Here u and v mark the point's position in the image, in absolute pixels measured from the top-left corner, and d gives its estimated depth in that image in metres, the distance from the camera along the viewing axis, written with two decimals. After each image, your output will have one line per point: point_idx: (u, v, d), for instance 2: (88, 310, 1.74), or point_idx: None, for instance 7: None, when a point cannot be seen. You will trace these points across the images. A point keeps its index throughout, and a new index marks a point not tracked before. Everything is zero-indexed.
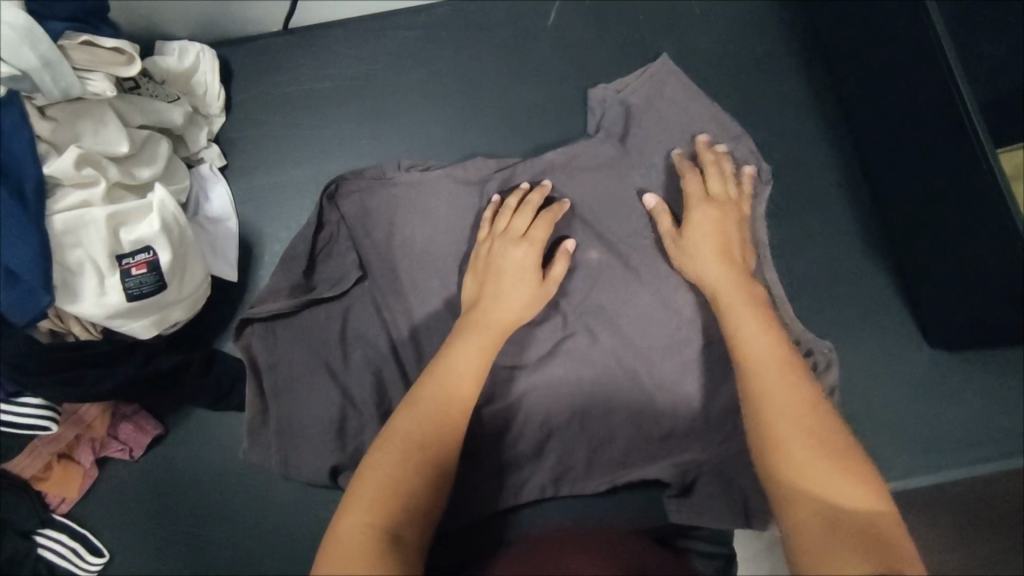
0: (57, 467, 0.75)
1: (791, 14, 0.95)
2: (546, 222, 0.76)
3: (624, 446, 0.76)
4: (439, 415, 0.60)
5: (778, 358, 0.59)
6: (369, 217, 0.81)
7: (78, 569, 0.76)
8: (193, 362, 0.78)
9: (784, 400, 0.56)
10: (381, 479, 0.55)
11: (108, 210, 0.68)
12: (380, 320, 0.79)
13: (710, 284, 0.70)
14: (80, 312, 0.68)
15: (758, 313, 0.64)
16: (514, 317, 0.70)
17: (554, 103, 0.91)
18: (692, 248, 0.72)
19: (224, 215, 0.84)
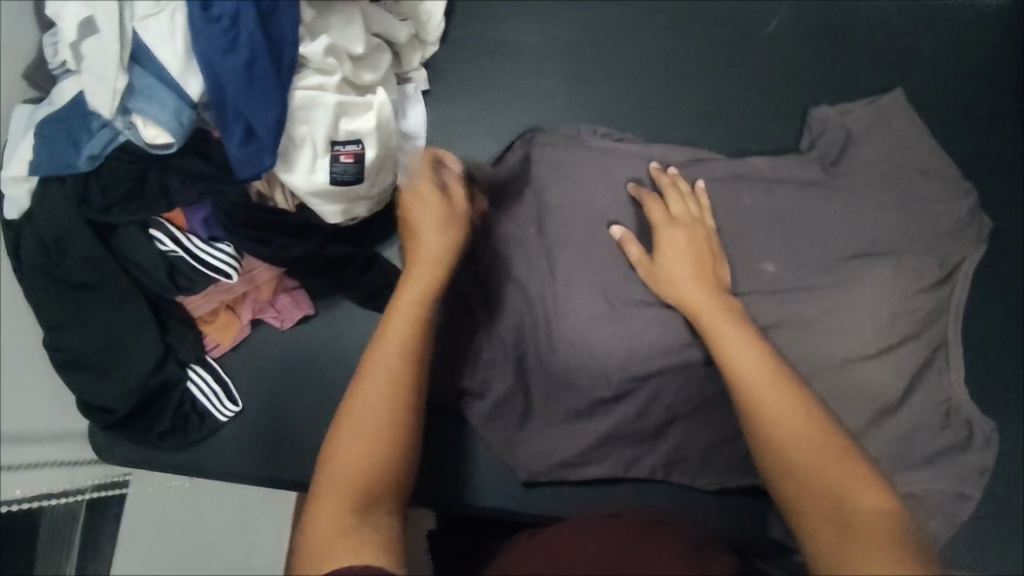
0: (222, 313, 0.83)
1: (1013, 83, 0.92)
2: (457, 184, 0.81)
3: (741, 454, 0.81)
4: (397, 368, 0.64)
5: (775, 393, 0.62)
6: (552, 172, 0.85)
7: (214, 411, 0.82)
8: (357, 261, 0.84)
9: (790, 428, 0.60)
10: (355, 444, 0.59)
11: (338, 98, 0.74)
12: (538, 268, 0.82)
13: (691, 307, 0.74)
14: (289, 182, 0.74)
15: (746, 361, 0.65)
16: (443, 260, 0.73)
17: (743, 113, 0.92)
18: (670, 272, 0.77)
19: (416, 133, 0.89)
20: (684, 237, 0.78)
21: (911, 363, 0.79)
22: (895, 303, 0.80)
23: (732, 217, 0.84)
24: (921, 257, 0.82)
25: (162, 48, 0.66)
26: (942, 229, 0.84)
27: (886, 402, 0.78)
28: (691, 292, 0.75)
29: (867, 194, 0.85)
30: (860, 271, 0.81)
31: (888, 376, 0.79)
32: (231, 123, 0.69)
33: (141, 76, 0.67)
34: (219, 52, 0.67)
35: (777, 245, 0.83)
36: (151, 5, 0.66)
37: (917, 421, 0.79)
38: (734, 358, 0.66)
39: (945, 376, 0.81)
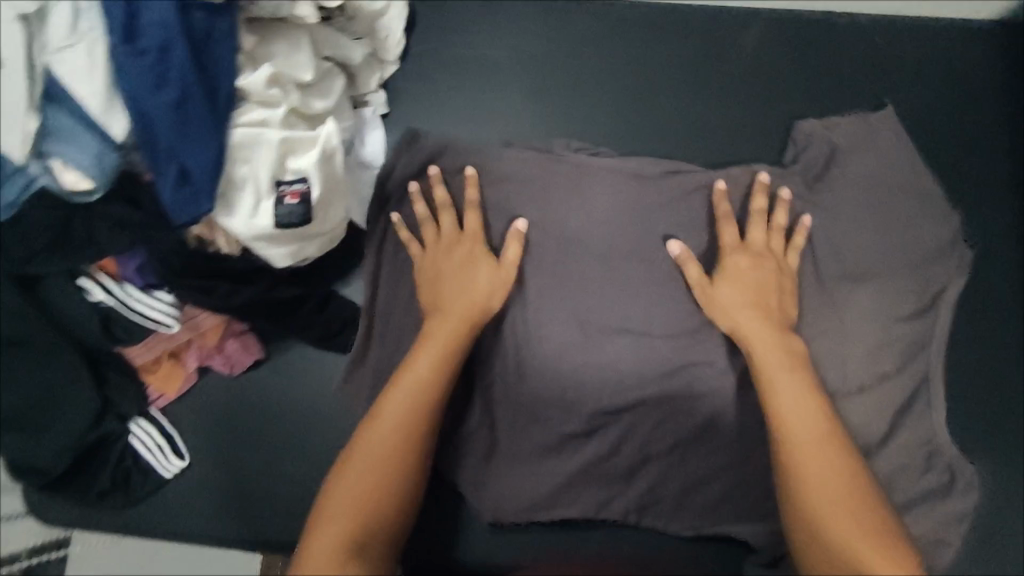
0: (165, 363, 0.77)
1: (997, 106, 0.89)
2: (475, 214, 0.77)
3: (719, 495, 0.77)
4: (417, 405, 0.65)
5: (817, 448, 0.61)
6: (518, 202, 0.80)
7: (159, 467, 0.77)
8: (310, 300, 0.79)
9: (817, 467, 0.59)
10: (357, 478, 0.61)
11: (283, 133, 0.68)
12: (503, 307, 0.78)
13: (750, 350, 0.69)
14: (229, 227, 0.68)
15: (786, 394, 0.64)
16: (484, 302, 0.73)
17: (720, 136, 0.87)
18: (722, 302, 0.73)
19: (374, 162, 0.85)
20: (744, 264, 0.73)
21: (891, 405, 0.77)
22: (870, 338, 0.78)
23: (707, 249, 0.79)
24: (900, 287, 0.79)
25: (81, 85, 0.59)
26: (923, 260, 0.80)
27: (865, 444, 0.76)
28: (744, 322, 0.71)
29: (847, 225, 0.81)
30: (838, 308, 0.78)
31: (868, 416, 0.76)
32: (161, 164, 0.63)
33: (59, 117, 0.60)
34: (147, 88, 0.60)
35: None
36: (65, 36, 0.58)
37: (896, 466, 0.76)
38: (781, 405, 0.64)
39: (929, 415, 0.77)
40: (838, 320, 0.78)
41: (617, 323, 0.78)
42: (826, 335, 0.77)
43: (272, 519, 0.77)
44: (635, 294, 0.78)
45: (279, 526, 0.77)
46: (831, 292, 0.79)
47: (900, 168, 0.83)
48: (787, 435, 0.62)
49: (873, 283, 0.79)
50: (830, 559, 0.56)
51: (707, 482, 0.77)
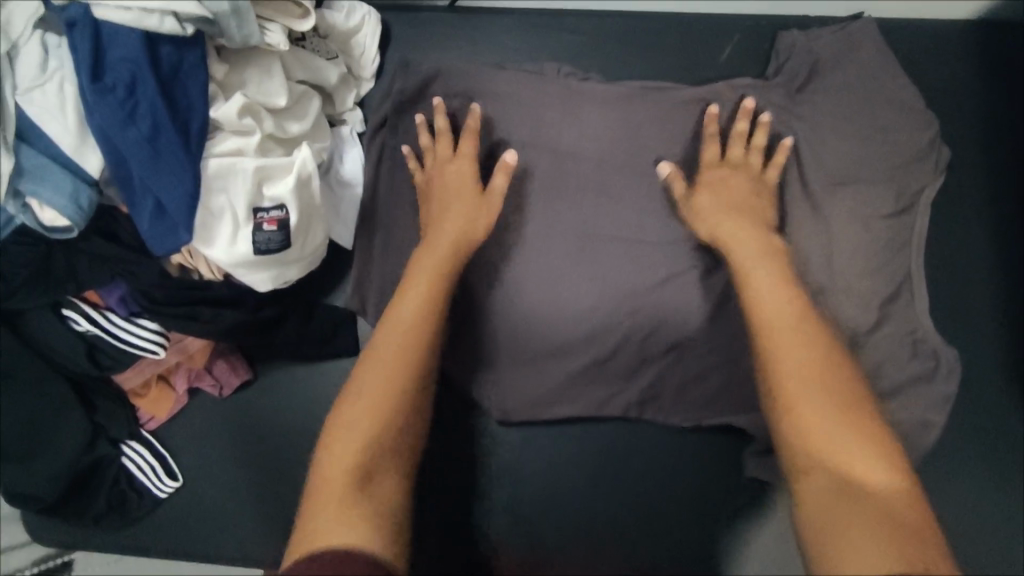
0: (154, 387, 0.79)
1: (999, 103, 0.84)
2: (469, 140, 0.79)
3: (717, 386, 0.78)
4: (412, 338, 0.63)
5: (808, 366, 0.58)
6: (486, 149, 0.83)
7: (153, 486, 0.79)
8: (293, 315, 0.79)
9: (804, 362, 0.59)
10: (367, 384, 0.60)
11: (257, 162, 0.69)
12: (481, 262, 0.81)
13: (734, 261, 0.70)
14: (209, 256, 0.69)
15: (771, 299, 0.64)
16: (473, 228, 0.75)
17: (680, 65, 0.86)
18: (697, 216, 0.75)
19: (354, 181, 0.84)
20: (721, 176, 0.76)
21: (874, 296, 0.76)
22: (859, 236, 0.78)
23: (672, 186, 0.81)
24: (877, 188, 0.78)
25: (53, 121, 0.61)
26: (898, 164, 0.79)
27: (852, 332, 0.76)
28: (725, 232, 0.72)
29: (819, 146, 0.80)
30: (824, 301, 0.76)
31: (852, 310, 0.76)
32: (139, 198, 0.65)
33: (29, 155, 0.61)
34: (118, 125, 0.61)
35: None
36: (36, 76, 0.61)
37: (886, 354, 0.75)
38: (765, 309, 0.64)
39: (912, 303, 0.76)
40: (818, 224, 0.78)
41: (614, 230, 0.81)
42: (804, 242, 0.78)
43: (261, 538, 0.79)
44: (607, 233, 0.81)
45: (269, 545, 0.79)
46: (815, 200, 0.79)
47: (870, 79, 0.81)
48: (771, 336, 0.61)
49: (849, 185, 0.79)
50: (814, 452, 0.54)
51: (696, 383, 0.79)
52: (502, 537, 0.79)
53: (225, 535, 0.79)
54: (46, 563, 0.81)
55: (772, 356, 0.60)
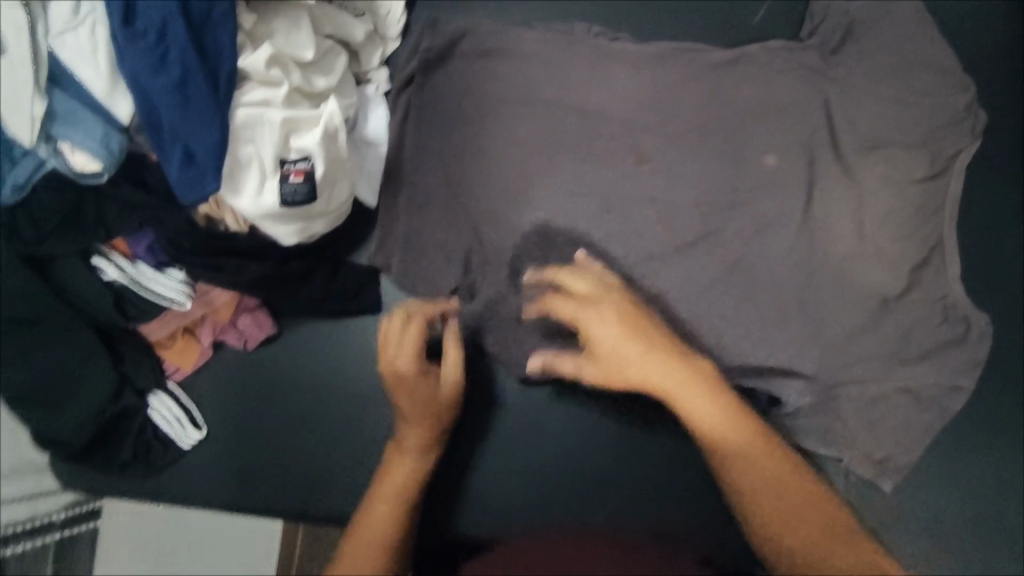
0: (180, 338, 0.80)
1: None
2: (418, 324, 0.72)
3: (745, 350, 0.77)
4: (408, 486, 0.67)
5: (782, 495, 0.56)
6: (514, 109, 0.83)
7: (178, 438, 0.80)
8: (318, 273, 0.79)
9: (768, 485, 0.56)
10: (371, 521, 0.64)
11: (284, 113, 0.69)
12: (510, 222, 0.81)
13: (644, 379, 0.61)
14: (237, 206, 0.69)
15: (707, 411, 0.59)
16: (454, 387, 0.71)
17: (712, 25, 0.85)
18: (600, 342, 0.63)
19: (378, 139, 0.83)
20: (608, 304, 0.65)
21: (903, 262, 0.76)
22: (889, 202, 0.77)
23: (701, 148, 0.80)
24: (909, 153, 0.77)
25: (84, 65, 0.61)
26: (933, 129, 0.78)
27: (881, 297, 0.76)
28: (615, 342, 0.63)
29: (855, 110, 0.79)
30: (850, 266, 0.77)
31: (879, 273, 0.76)
32: (167, 146, 0.65)
33: (62, 99, 0.62)
34: (148, 71, 0.62)
35: (755, 188, 0.79)
36: (68, 19, 0.61)
37: (916, 319, 0.75)
38: (708, 423, 0.58)
39: (944, 269, 0.76)
40: (851, 189, 0.77)
41: (641, 193, 0.81)
42: (834, 208, 0.78)
43: (283, 490, 0.80)
44: (635, 195, 0.81)
45: (292, 496, 0.80)
46: (846, 164, 0.78)
47: (907, 41, 0.80)
48: (725, 459, 0.58)
49: (883, 151, 0.77)
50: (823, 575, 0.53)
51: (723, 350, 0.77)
52: (520, 494, 0.80)
53: (251, 488, 0.81)
54: (76, 509, 0.82)
55: (741, 489, 0.57)
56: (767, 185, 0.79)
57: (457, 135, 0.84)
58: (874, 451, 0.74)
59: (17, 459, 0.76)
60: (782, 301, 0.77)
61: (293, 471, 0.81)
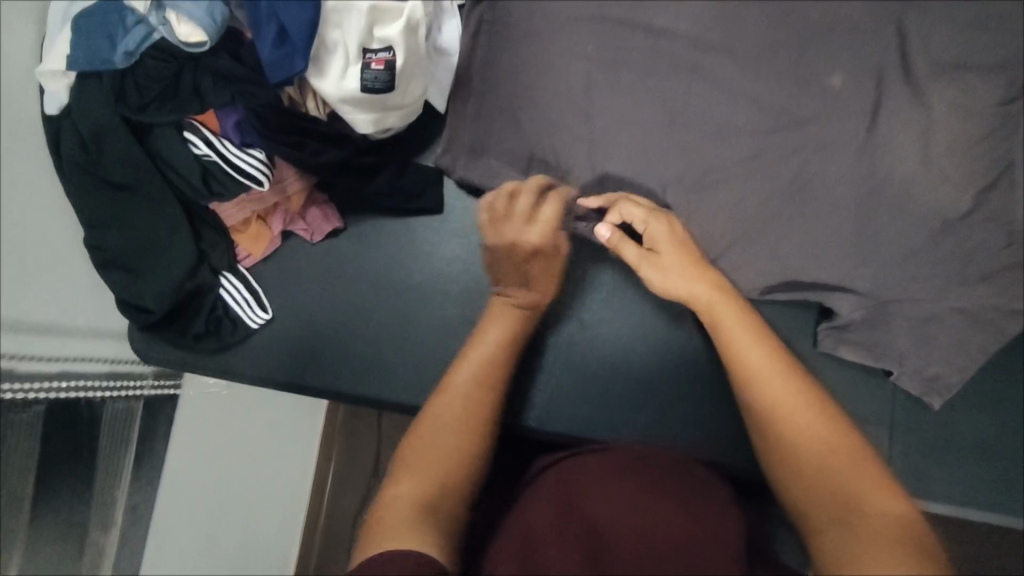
0: (253, 224, 0.84)
1: None
2: (554, 202, 0.78)
3: (794, 263, 0.80)
4: (490, 364, 0.68)
5: (788, 400, 0.62)
6: (584, 25, 0.84)
7: (246, 317, 0.85)
8: (388, 167, 0.85)
9: (791, 406, 0.61)
10: (444, 427, 0.61)
11: (371, 2, 0.72)
12: (572, 131, 0.83)
13: (707, 311, 0.70)
14: (320, 89, 0.73)
15: (748, 345, 0.66)
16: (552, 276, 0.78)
17: None
18: (661, 269, 0.74)
19: (450, 49, 0.85)
20: (666, 233, 0.75)
21: (964, 183, 0.77)
22: (958, 125, 0.77)
23: (767, 67, 0.81)
24: (981, 77, 0.77)
25: None
26: (1009, 55, 0.78)
27: (939, 218, 0.77)
28: (677, 279, 0.72)
29: (928, 35, 0.79)
30: (911, 189, 0.78)
31: (936, 193, 0.77)
32: (263, 24, 0.69)
33: None
34: None
35: (819, 107, 0.80)
36: None
37: (978, 241, 0.77)
38: (749, 353, 0.65)
39: (1009, 194, 0.77)
40: (916, 112, 0.78)
41: (705, 108, 0.82)
42: (899, 131, 0.78)
43: (340, 376, 0.84)
44: (697, 110, 0.82)
45: (348, 383, 0.84)
46: (915, 87, 0.78)
47: None
48: (750, 385, 0.64)
49: (955, 76, 0.78)
50: (813, 487, 0.57)
51: (783, 265, 0.80)
52: (567, 393, 0.84)
53: (311, 374, 0.85)
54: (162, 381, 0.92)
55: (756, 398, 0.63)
56: (831, 105, 0.80)
57: (524, 51, 0.86)
58: (912, 361, 0.78)
59: (106, 322, 0.84)
60: (841, 219, 0.79)
61: (360, 359, 0.85)
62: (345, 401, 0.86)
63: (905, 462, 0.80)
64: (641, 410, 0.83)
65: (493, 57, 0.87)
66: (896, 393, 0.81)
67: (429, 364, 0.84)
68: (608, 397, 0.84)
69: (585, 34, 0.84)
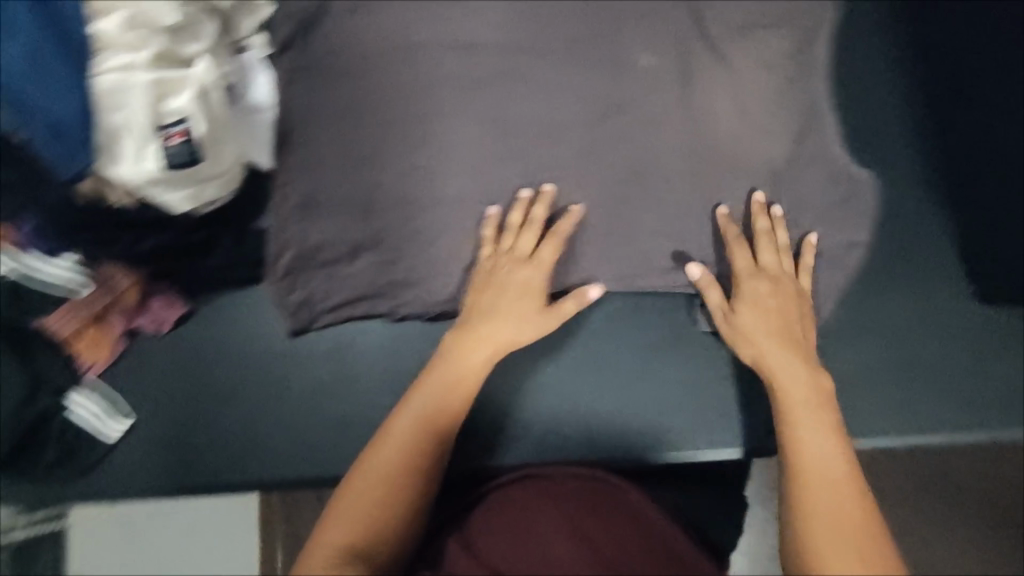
0: (89, 331, 0.77)
1: None
2: (552, 244, 0.77)
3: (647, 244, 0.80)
4: (425, 415, 0.68)
5: (814, 459, 0.60)
6: (395, 53, 0.82)
7: (102, 432, 0.78)
8: (225, 237, 0.82)
9: (821, 468, 0.59)
10: (364, 485, 0.64)
11: (152, 75, 0.68)
12: (405, 162, 0.81)
13: (767, 364, 0.70)
14: (116, 176, 0.69)
15: (795, 399, 0.65)
16: (520, 334, 0.75)
17: None
18: (744, 323, 0.73)
19: (263, 105, 0.84)
20: (767, 288, 0.74)
21: (780, 134, 0.80)
22: (763, 82, 0.81)
23: (580, 59, 0.82)
24: (773, 35, 0.82)
25: None
26: (789, 10, 0.83)
27: (766, 173, 0.80)
28: (750, 320, 0.72)
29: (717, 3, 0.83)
30: (736, 150, 0.80)
31: (759, 149, 0.80)
32: (32, 121, 0.63)
33: None
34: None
35: (637, 90, 0.81)
36: None
37: (806, 185, 0.81)
38: (798, 414, 0.64)
39: (820, 135, 0.81)
40: (724, 76, 0.81)
41: (531, 111, 0.82)
42: (714, 97, 0.81)
43: (221, 467, 0.80)
44: (523, 114, 0.82)
45: (230, 473, 0.79)
46: (719, 54, 0.81)
47: None
48: (793, 435, 0.62)
49: (749, 37, 0.82)
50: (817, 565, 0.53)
51: (639, 248, 0.80)
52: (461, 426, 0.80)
53: (190, 472, 0.79)
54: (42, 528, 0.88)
55: (806, 483, 0.58)
56: (647, 84, 0.81)
57: (337, 90, 0.82)
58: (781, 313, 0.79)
59: None
60: (682, 192, 0.80)
61: (242, 444, 0.80)
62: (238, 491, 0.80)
63: None
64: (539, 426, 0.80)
65: (308, 101, 0.83)
66: None
67: (316, 431, 0.81)
68: (508, 420, 0.81)
69: (396, 62, 0.82)
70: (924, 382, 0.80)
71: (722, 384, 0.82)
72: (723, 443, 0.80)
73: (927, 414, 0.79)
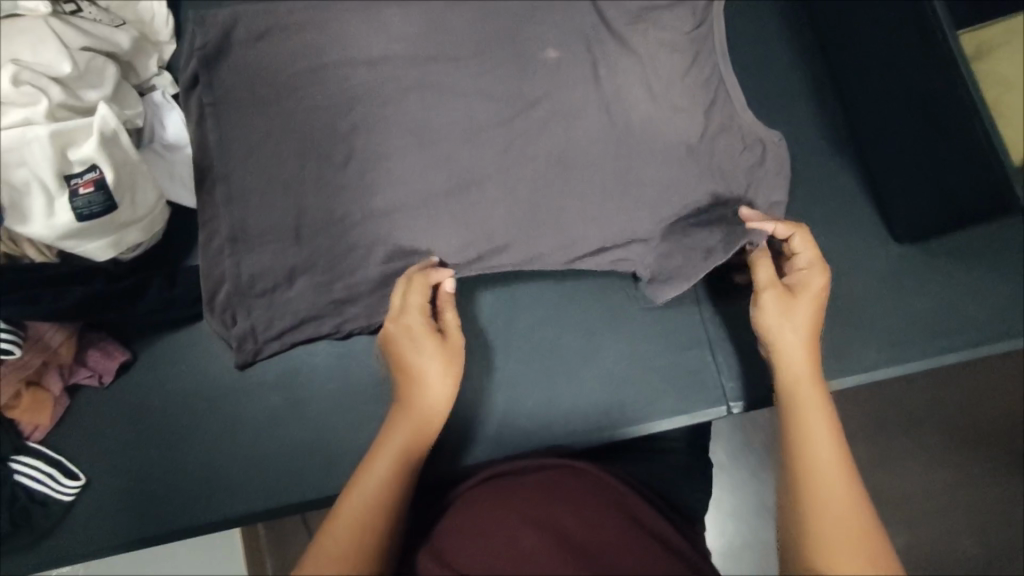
0: (26, 394, 0.76)
1: None
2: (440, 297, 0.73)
3: (577, 231, 0.82)
4: (382, 489, 0.59)
5: (833, 493, 0.53)
6: (304, 76, 0.83)
7: (55, 493, 0.77)
8: (155, 279, 0.80)
9: (837, 503, 0.52)
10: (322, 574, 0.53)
11: (50, 128, 0.67)
12: (329, 182, 0.81)
13: (788, 385, 0.61)
14: (30, 234, 0.68)
15: (816, 421, 0.58)
16: (448, 384, 0.66)
17: None
18: (783, 335, 0.64)
19: (179, 142, 0.85)
20: (805, 300, 0.65)
21: (689, 108, 0.82)
22: (667, 59, 0.83)
23: (489, 60, 0.84)
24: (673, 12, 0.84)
25: None
26: None
27: (683, 146, 0.82)
28: (791, 335, 0.63)
29: None
30: (650, 128, 0.82)
31: (672, 124, 0.82)
32: None
33: None
34: None
35: (549, 83, 0.83)
36: None
37: (721, 154, 0.83)
38: (813, 438, 0.56)
39: (729, 105, 0.84)
40: (630, 59, 0.83)
41: (447, 115, 0.82)
42: (624, 80, 0.82)
43: (178, 509, 0.78)
44: (439, 119, 0.82)
45: (188, 515, 0.78)
46: (622, 37, 0.83)
47: None
48: (807, 462, 0.55)
49: (650, 17, 0.84)
50: None
51: (570, 235, 0.82)
52: None
53: (148, 519, 0.78)
54: None
55: (808, 487, 0.54)
56: (557, 77, 0.83)
57: (251, 119, 0.82)
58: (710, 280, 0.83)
59: None
60: (604, 176, 0.82)
61: (198, 485, 0.79)
62: (204, 532, 0.79)
63: (751, 372, 0.83)
64: (498, 421, 0.82)
65: (222, 133, 0.82)
66: (715, 312, 0.85)
67: (273, 461, 0.80)
68: (466, 422, 0.82)
69: (306, 83, 0.82)
70: (864, 324, 0.81)
71: (667, 354, 0.84)
72: (678, 411, 0.82)
73: (869, 354, 0.80)
